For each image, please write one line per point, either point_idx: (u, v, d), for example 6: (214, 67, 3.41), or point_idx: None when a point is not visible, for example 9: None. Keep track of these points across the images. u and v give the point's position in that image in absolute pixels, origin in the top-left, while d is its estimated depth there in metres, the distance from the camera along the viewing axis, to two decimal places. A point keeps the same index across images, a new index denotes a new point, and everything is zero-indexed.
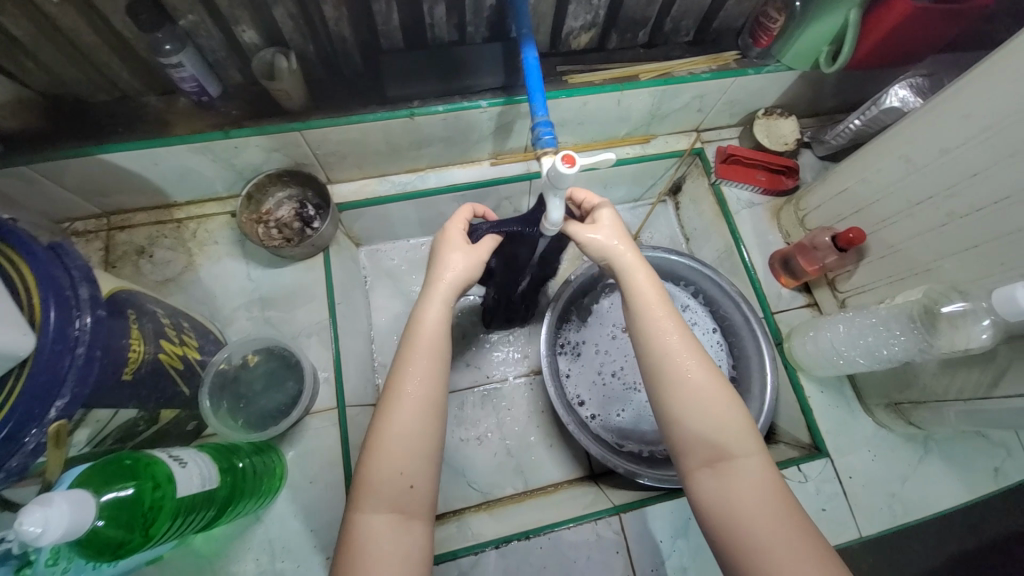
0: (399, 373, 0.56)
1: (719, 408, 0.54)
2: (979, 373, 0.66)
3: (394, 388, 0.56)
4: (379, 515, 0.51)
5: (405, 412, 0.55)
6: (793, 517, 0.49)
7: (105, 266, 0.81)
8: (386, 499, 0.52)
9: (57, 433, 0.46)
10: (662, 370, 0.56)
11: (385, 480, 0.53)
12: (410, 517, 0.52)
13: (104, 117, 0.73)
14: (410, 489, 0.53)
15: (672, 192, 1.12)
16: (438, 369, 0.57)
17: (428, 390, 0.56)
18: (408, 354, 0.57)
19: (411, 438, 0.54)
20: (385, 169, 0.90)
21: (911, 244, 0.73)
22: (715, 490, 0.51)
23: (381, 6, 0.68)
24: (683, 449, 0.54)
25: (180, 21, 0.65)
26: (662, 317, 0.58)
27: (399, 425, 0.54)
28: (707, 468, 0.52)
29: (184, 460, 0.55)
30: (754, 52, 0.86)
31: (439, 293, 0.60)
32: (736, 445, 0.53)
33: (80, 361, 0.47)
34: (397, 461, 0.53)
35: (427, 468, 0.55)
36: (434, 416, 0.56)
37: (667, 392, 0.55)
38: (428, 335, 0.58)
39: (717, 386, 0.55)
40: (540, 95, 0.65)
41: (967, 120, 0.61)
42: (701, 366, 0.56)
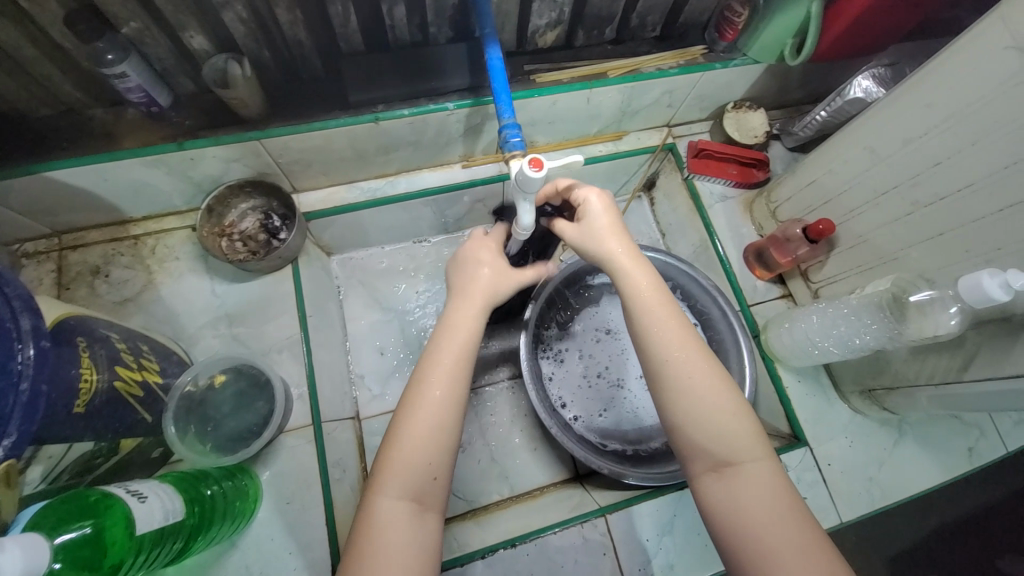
0: (429, 363, 0.56)
1: (727, 412, 0.54)
2: (948, 359, 0.67)
3: (426, 379, 0.55)
4: (397, 504, 0.51)
5: (436, 400, 0.54)
6: (798, 517, 0.49)
7: (57, 289, 0.76)
8: (409, 487, 0.51)
9: (7, 474, 0.44)
10: (671, 374, 0.55)
11: (411, 470, 0.52)
12: (427, 510, 0.52)
13: (47, 132, 0.69)
14: (432, 482, 0.52)
15: (646, 188, 1.12)
16: (469, 363, 0.58)
17: (456, 383, 0.56)
18: (439, 345, 0.58)
19: (440, 427, 0.53)
20: (353, 175, 0.88)
21: (879, 234, 0.74)
22: (722, 494, 0.52)
23: (337, 8, 0.65)
24: (689, 454, 0.54)
25: (122, 29, 0.61)
26: (668, 320, 0.58)
27: (430, 411, 0.53)
28: (712, 474, 0.53)
29: (143, 494, 0.53)
30: (720, 46, 0.86)
31: (475, 293, 0.62)
32: (743, 450, 0.52)
33: (25, 398, 0.44)
34: (424, 450, 0.52)
35: (451, 461, 0.54)
36: (462, 409, 0.55)
37: (672, 396, 0.55)
38: (462, 330, 0.59)
39: (722, 392, 0.55)
40: (506, 96, 0.64)
41: (929, 110, 0.62)
42: (704, 374, 0.55)
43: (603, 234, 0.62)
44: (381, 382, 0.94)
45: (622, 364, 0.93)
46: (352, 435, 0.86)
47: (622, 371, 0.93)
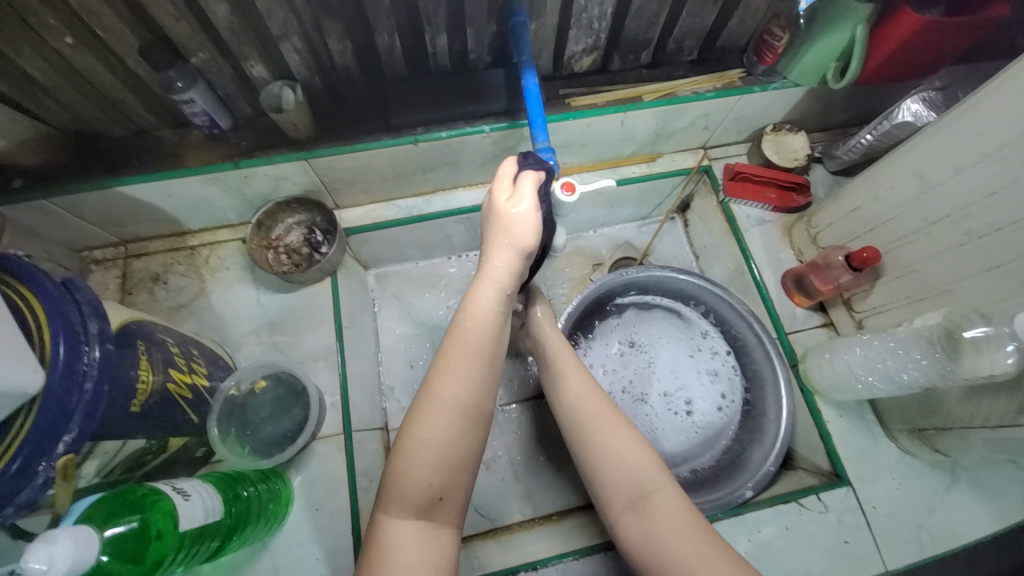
0: (437, 373, 0.55)
1: (629, 450, 0.57)
2: (1004, 400, 0.63)
3: (434, 390, 0.54)
4: (403, 521, 0.50)
5: (443, 411, 0.53)
6: (711, 543, 0.50)
7: (122, 294, 0.83)
8: (412, 504, 0.50)
9: (64, 468, 0.47)
10: (578, 424, 0.60)
11: (411, 486, 0.50)
12: (435, 525, 0.50)
13: (121, 152, 0.76)
14: (436, 498, 0.51)
15: (681, 210, 1.11)
16: (482, 369, 0.55)
17: (466, 394, 0.54)
18: (448, 353, 0.56)
19: (446, 442, 0.52)
20: (392, 193, 0.92)
21: (930, 264, 0.70)
22: (640, 530, 0.53)
23: (384, 37, 0.69)
24: (608, 496, 0.56)
25: (191, 59, 0.67)
26: (573, 376, 0.65)
27: (437, 427, 0.52)
28: (629, 511, 0.54)
29: (187, 492, 0.56)
30: (760, 69, 0.85)
31: (490, 284, 0.58)
32: (652, 483, 0.55)
33: (87, 397, 0.48)
34: (427, 464, 0.51)
35: (458, 475, 0.52)
36: (471, 417, 0.54)
37: (584, 446, 0.59)
38: (474, 332, 0.56)
39: (624, 430, 0.58)
40: (540, 120, 0.65)
41: (983, 137, 0.59)
42: (608, 420, 0.60)
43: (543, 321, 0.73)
44: (410, 395, 0.96)
45: (646, 378, 0.90)
46: (380, 445, 0.87)
47: (647, 387, 0.90)
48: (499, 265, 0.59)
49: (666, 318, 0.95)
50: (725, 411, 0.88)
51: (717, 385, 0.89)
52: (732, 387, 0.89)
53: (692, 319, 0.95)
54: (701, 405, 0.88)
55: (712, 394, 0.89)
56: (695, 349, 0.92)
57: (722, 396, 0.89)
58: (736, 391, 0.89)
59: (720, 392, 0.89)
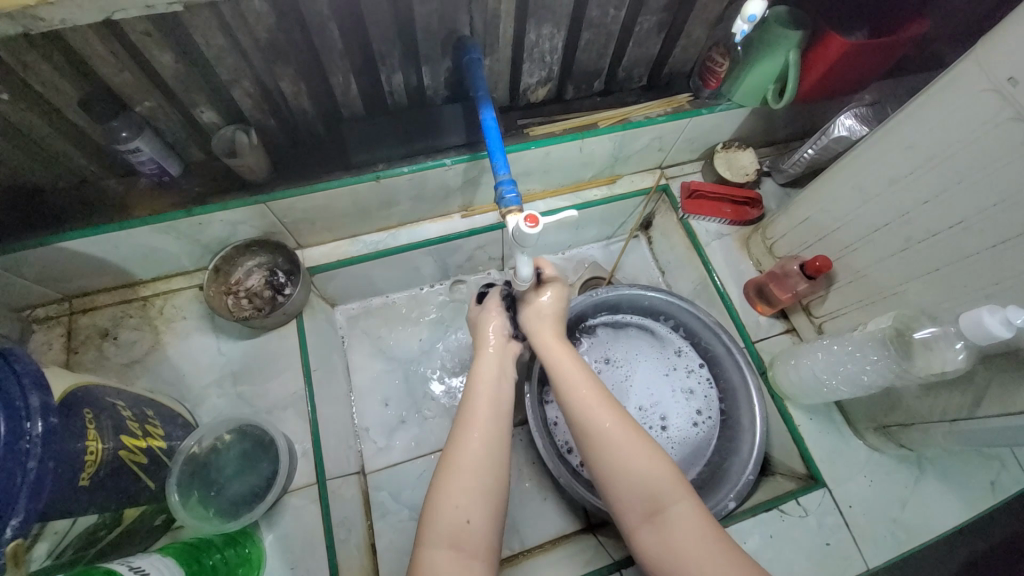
0: (465, 422, 0.61)
1: (643, 462, 0.56)
2: (959, 394, 0.67)
3: (464, 428, 0.60)
4: (439, 550, 0.53)
5: (465, 448, 0.59)
6: (727, 553, 0.51)
7: (66, 354, 0.77)
8: (444, 533, 0.54)
9: (15, 552, 0.42)
10: (590, 435, 0.59)
11: (444, 516, 0.55)
12: (468, 556, 0.53)
13: (62, 205, 0.72)
14: (467, 525, 0.55)
15: (643, 227, 1.14)
16: (496, 410, 0.62)
17: (486, 433, 0.60)
18: (467, 400, 0.63)
19: (475, 478, 0.57)
20: (355, 230, 0.90)
21: (876, 269, 0.74)
22: (657, 542, 0.54)
23: (338, 78, 0.70)
24: (624, 508, 0.56)
25: (136, 108, 0.65)
26: (579, 383, 0.62)
27: (467, 460, 0.58)
28: (646, 523, 0.55)
29: (145, 570, 0.51)
30: (705, 93, 0.89)
31: (492, 347, 0.69)
32: (665, 494, 0.55)
33: (32, 476, 0.44)
34: (455, 495, 0.56)
35: (485, 506, 0.56)
36: (492, 453, 0.59)
37: (595, 456, 0.58)
38: (485, 383, 0.65)
39: (637, 439, 0.58)
40: (501, 154, 0.66)
41: (913, 150, 0.64)
42: (624, 430, 0.59)
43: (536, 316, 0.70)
44: (386, 434, 0.93)
45: (624, 392, 0.92)
46: (357, 491, 0.84)
47: (624, 400, 0.91)
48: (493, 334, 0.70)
49: (639, 336, 0.97)
50: (701, 426, 0.90)
51: (692, 402, 0.92)
52: (707, 403, 0.92)
53: (664, 336, 0.97)
54: (676, 422, 0.90)
55: (687, 409, 0.91)
56: (670, 367, 0.94)
57: (697, 411, 0.91)
58: (712, 408, 0.91)
59: (696, 408, 0.91)
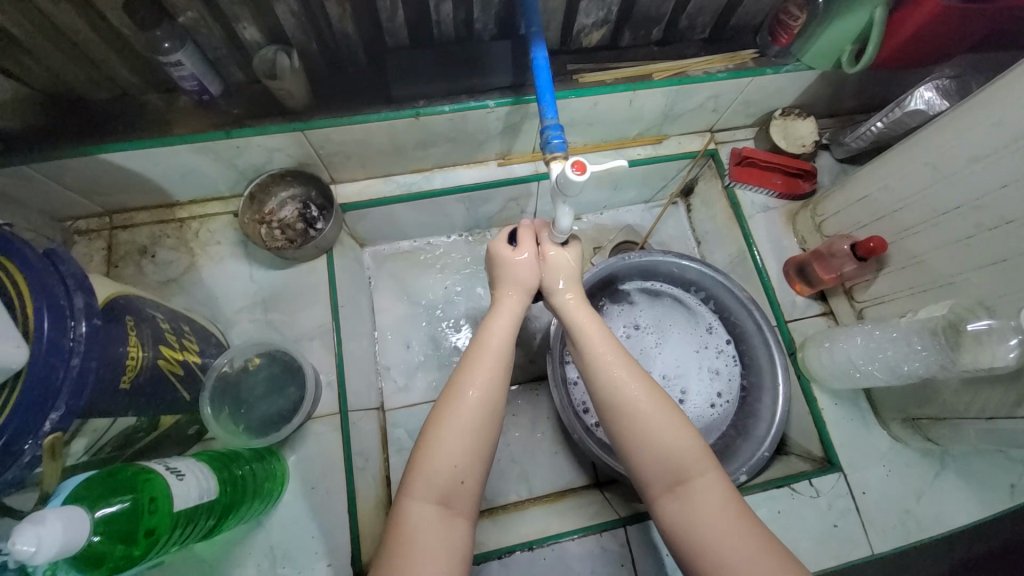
0: (464, 374, 0.57)
1: (672, 434, 0.55)
2: (1002, 392, 0.63)
3: (462, 380, 0.57)
4: (428, 506, 0.51)
5: (465, 407, 0.55)
6: (752, 530, 0.50)
7: (107, 267, 0.80)
8: (437, 490, 0.52)
9: (52, 446, 0.45)
10: (617, 404, 0.58)
11: (438, 472, 0.52)
12: (454, 513, 0.52)
13: (104, 116, 0.71)
14: (461, 485, 0.53)
15: (683, 194, 1.09)
16: (503, 371, 0.59)
17: (490, 395, 0.56)
18: (472, 355, 0.59)
19: (470, 436, 0.54)
20: (390, 169, 0.88)
21: (935, 255, 0.70)
22: (679, 513, 0.53)
23: (385, 2, 0.66)
24: (646, 478, 0.56)
25: (179, 18, 0.63)
26: (607, 352, 0.61)
27: (463, 416, 0.55)
28: (668, 494, 0.54)
29: (181, 472, 0.55)
30: (773, 50, 0.82)
31: (509, 305, 0.64)
32: (691, 466, 0.54)
33: (75, 373, 0.46)
34: (450, 454, 0.53)
35: (480, 466, 0.54)
36: (494, 416, 0.56)
37: (623, 424, 0.57)
38: (497, 341, 0.60)
39: (665, 410, 0.57)
40: (550, 96, 0.62)
41: (999, 128, 0.59)
42: (653, 401, 0.57)
43: (557, 275, 0.66)
44: (407, 375, 0.95)
45: (649, 358, 0.92)
46: (376, 425, 0.87)
47: (647, 365, 0.91)
48: (513, 286, 0.65)
49: (671, 307, 0.96)
50: (719, 408, 0.89)
51: (716, 383, 0.90)
52: (729, 386, 0.90)
53: (695, 310, 0.95)
54: (695, 398, 0.90)
55: (708, 390, 0.90)
56: (700, 344, 0.93)
57: (718, 394, 0.90)
58: (733, 392, 0.90)
59: (717, 390, 0.90)
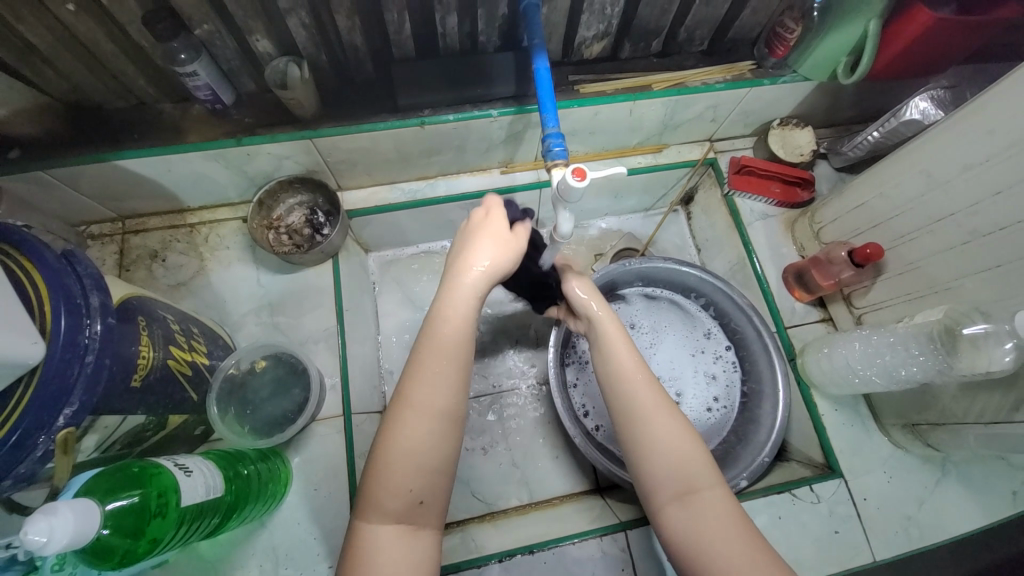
0: (415, 384, 0.54)
1: (682, 445, 0.56)
2: (1000, 397, 0.64)
3: (411, 391, 0.53)
4: (385, 526, 0.50)
5: (419, 419, 0.52)
6: (752, 541, 0.51)
7: (120, 270, 0.82)
8: (393, 510, 0.50)
9: (64, 441, 0.46)
10: (631, 410, 0.58)
11: (393, 491, 0.51)
12: (418, 529, 0.51)
13: (120, 124, 0.74)
14: (419, 504, 0.51)
15: (683, 202, 1.11)
16: (457, 375, 0.55)
17: (446, 402, 0.53)
18: (425, 358, 0.55)
19: (425, 454, 0.52)
20: (395, 176, 0.91)
21: (932, 262, 0.71)
22: (685, 522, 0.53)
23: (392, 16, 0.68)
24: (654, 486, 0.56)
25: (195, 31, 0.65)
26: (626, 359, 0.62)
27: (415, 431, 0.52)
28: (675, 503, 0.54)
29: (190, 468, 0.56)
30: (770, 62, 0.84)
31: (464, 291, 0.58)
32: (699, 477, 0.55)
33: (89, 369, 0.47)
34: (403, 474, 0.51)
35: (436, 480, 0.52)
36: (451, 425, 0.54)
37: (635, 431, 0.58)
38: (450, 340, 0.55)
39: (677, 421, 0.58)
40: (552, 105, 0.64)
41: (991, 136, 0.60)
42: (665, 410, 0.58)
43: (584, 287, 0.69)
44: None
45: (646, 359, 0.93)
46: None
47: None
48: (473, 270, 0.59)
49: (670, 313, 0.97)
50: (715, 412, 0.90)
51: (712, 387, 0.91)
52: (726, 392, 0.91)
53: (695, 315, 0.96)
54: (691, 401, 0.91)
55: (705, 394, 0.91)
56: (698, 349, 0.94)
57: (714, 399, 0.91)
58: (730, 397, 0.91)
59: (714, 394, 0.91)
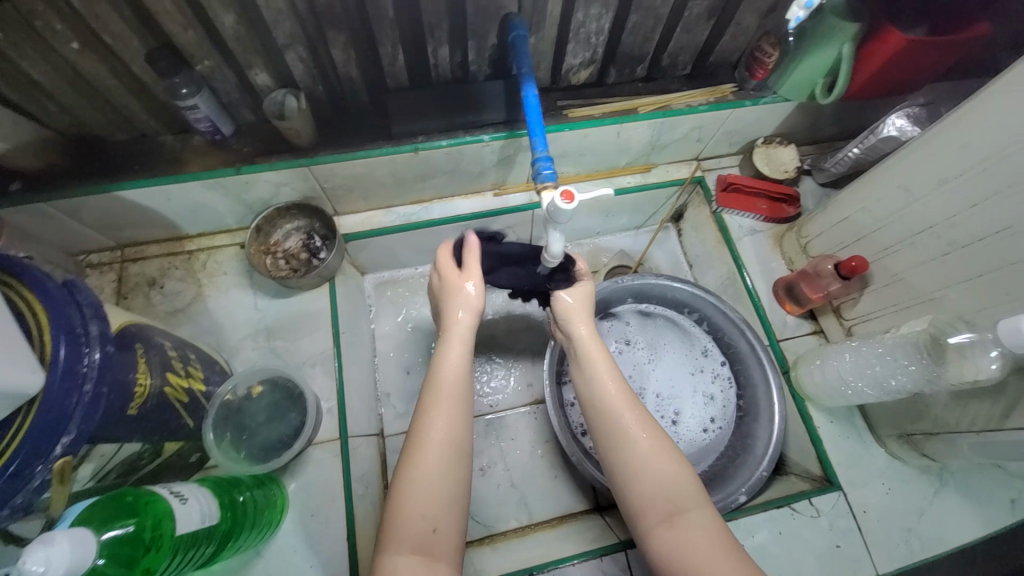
0: (425, 421, 0.58)
1: (664, 466, 0.57)
2: (990, 405, 0.65)
3: (422, 426, 0.57)
4: (403, 556, 0.51)
5: (430, 454, 0.55)
6: (737, 554, 0.52)
7: (118, 298, 0.83)
8: (410, 539, 0.52)
9: (61, 470, 0.47)
10: (614, 433, 0.60)
11: (409, 519, 0.53)
12: (432, 560, 0.52)
13: (122, 157, 0.76)
14: (433, 532, 0.53)
15: (674, 219, 1.13)
16: (461, 411, 0.59)
17: (455, 434, 0.57)
18: (430, 399, 0.59)
19: (439, 483, 0.54)
20: (391, 200, 0.93)
21: (915, 273, 0.72)
22: (672, 544, 0.53)
23: (386, 48, 0.71)
24: (641, 508, 0.56)
25: (196, 66, 0.68)
26: (609, 382, 0.64)
27: (428, 462, 0.55)
28: (663, 525, 0.55)
29: (184, 495, 0.56)
30: (750, 84, 0.87)
31: (458, 337, 0.64)
32: (685, 496, 0.56)
33: (87, 399, 0.48)
34: (421, 503, 0.53)
35: (451, 510, 0.54)
36: (460, 458, 0.57)
37: (620, 452, 0.59)
38: (451, 378, 0.60)
39: (661, 444, 0.59)
40: (540, 131, 0.67)
41: (965, 151, 0.62)
42: (648, 431, 0.60)
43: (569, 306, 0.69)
44: (406, 401, 0.96)
45: (643, 374, 0.94)
46: (375, 452, 0.88)
47: (642, 382, 0.93)
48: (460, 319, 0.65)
49: (666, 330, 0.98)
50: (711, 433, 0.90)
51: (710, 407, 0.91)
52: (724, 412, 0.91)
53: (690, 331, 0.97)
54: (687, 418, 0.91)
55: (702, 413, 0.91)
56: (696, 368, 0.94)
57: (711, 419, 0.91)
58: (727, 416, 0.91)
59: (711, 415, 0.91)
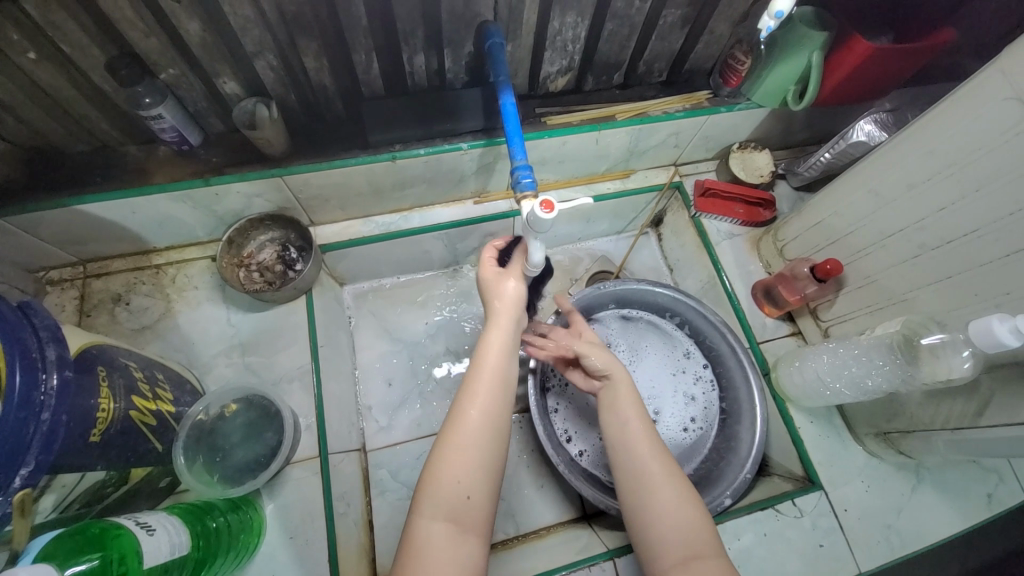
0: (467, 395, 0.60)
1: (681, 512, 0.57)
2: (963, 403, 0.67)
3: (465, 400, 0.59)
4: (436, 523, 0.53)
5: (469, 428, 0.57)
6: None
7: (80, 316, 0.79)
8: (443, 508, 0.54)
9: (21, 503, 0.44)
10: (635, 473, 0.60)
11: (444, 489, 0.54)
12: (463, 531, 0.53)
13: (83, 169, 0.73)
14: (466, 501, 0.55)
15: (654, 224, 1.14)
16: (501, 392, 0.61)
17: (493, 413, 0.59)
18: (471, 379, 0.61)
19: (475, 454, 0.56)
20: (369, 210, 0.91)
21: (887, 275, 0.74)
22: None
23: (360, 56, 0.69)
24: (656, 552, 0.55)
25: (161, 75, 0.66)
26: (634, 425, 0.64)
27: (466, 434, 0.57)
28: (677, 569, 0.53)
29: (151, 526, 0.53)
30: (725, 91, 0.89)
31: (504, 320, 0.65)
32: (701, 544, 0.54)
33: (45, 428, 0.45)
34: (457, 472, 0.55)
35: (485, 483, 0.56)
36: (496, 433, 0.58)
37: (638, 492, 0.59)
38: (495, 359, 0.62)
39: (682, 491, 0.58)
40: (519, 140, 0.66)
41: (932, 156, 0.64)
42: (670, 479, 0.59)
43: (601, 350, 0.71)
44: (389, 414, 0.94)
45: None
46: (357, 468, 0.86)
47: None
48: (503, 310, 0.66)
49: (648, 333, 0.98)
50: (692, 433, 0.90)
51: (691, 408, 0.92)
52: (705, 413, 0.92)
53: (672, 334, 0.97)
54: (669, 420, 0.91)
55: (683, 414, 0.92)
56: (678, 370, 0.95)
57: (691, 419, 0.91)
58: (708, 418, 0.92)
59: (692, 415, 0.92)
